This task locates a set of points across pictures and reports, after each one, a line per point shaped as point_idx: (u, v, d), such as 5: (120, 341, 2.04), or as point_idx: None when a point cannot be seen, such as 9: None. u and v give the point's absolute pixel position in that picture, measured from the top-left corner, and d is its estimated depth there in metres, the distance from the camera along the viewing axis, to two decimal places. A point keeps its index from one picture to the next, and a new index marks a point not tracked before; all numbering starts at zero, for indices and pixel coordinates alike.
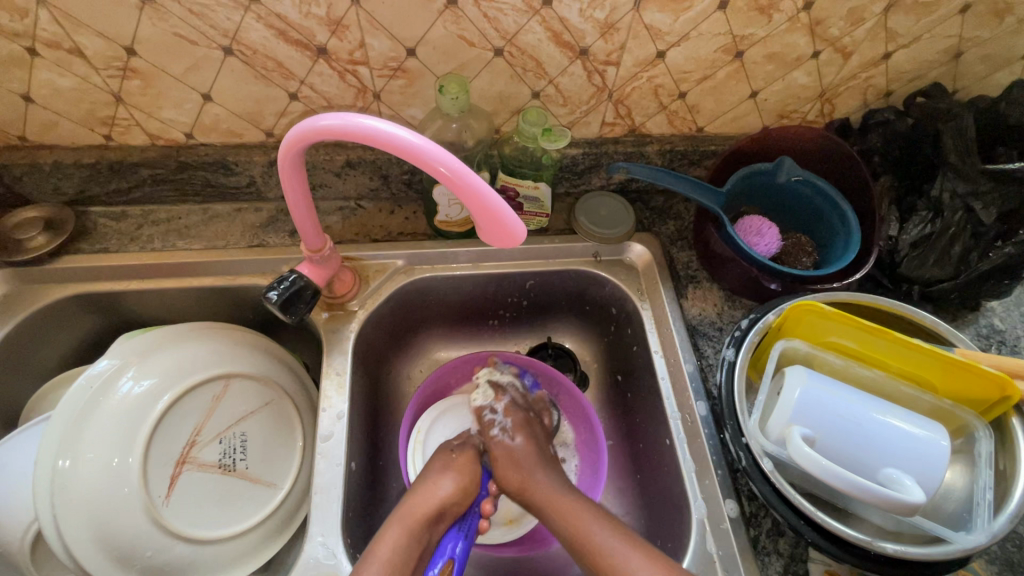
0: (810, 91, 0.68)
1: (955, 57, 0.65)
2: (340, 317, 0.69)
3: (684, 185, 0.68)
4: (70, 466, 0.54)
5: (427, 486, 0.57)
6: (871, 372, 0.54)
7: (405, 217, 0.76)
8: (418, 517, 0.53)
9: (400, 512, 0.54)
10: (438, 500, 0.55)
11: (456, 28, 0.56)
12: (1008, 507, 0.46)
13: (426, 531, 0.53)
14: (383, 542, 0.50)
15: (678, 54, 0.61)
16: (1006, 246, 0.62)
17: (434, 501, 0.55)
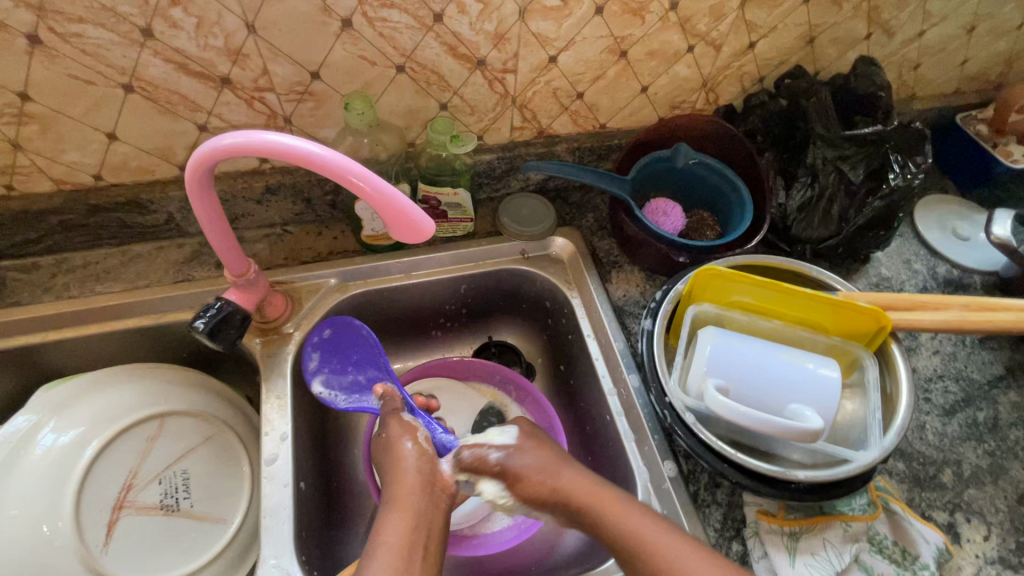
0: (693, 82, 0.75)
1: (809, 42, 0.74)
2: (276, 341, 0.69)
3: (592, 177, 0.72)
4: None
5: (400, 462, 0.56)
6: (770, 323, 0.59)
7: (334, 237, 0.77)
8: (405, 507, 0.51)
9: (390, 500, 0.52)
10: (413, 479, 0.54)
11: (355, 49, 0.58)
12: (896, 423, 0.52)
13: (427, 507, 0.52)
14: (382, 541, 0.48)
15: (568, 58, 0.66)
16: (876, 201, 0.71)
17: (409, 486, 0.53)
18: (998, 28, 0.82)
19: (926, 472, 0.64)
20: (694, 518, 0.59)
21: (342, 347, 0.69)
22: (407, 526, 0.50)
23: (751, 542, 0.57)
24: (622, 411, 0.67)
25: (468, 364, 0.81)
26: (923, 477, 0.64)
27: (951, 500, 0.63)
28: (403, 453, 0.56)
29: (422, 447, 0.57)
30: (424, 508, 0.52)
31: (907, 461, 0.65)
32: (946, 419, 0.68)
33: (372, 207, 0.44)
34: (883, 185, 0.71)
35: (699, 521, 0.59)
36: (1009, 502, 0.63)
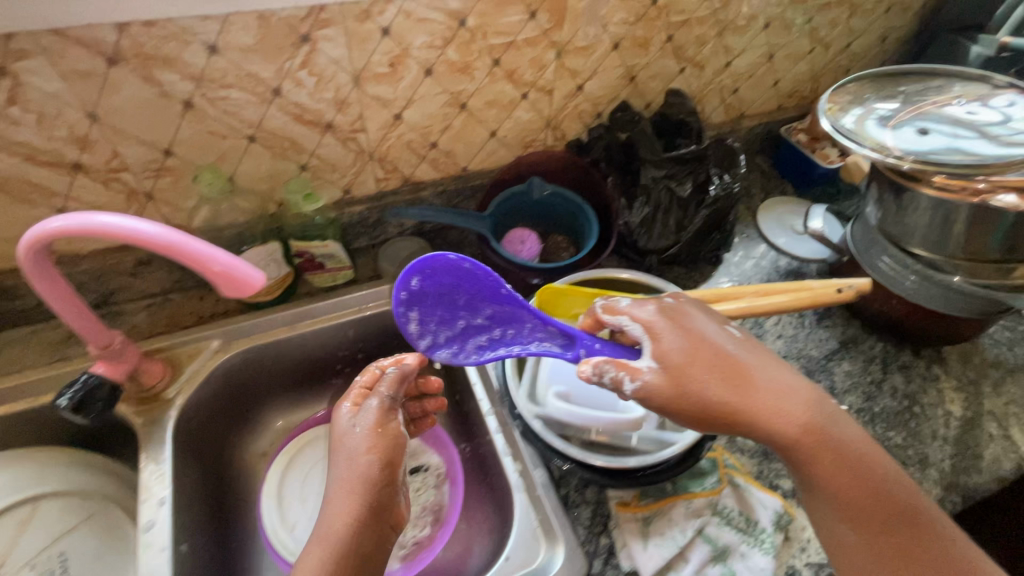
0: (537, 123, 0.84)
1: (631, 79, 0.85)
2: (156, 408, 0.70)
3: (450, 217, 0.78)
4: None
5: (343, 462, 0.52)
6: (609, 329, 0.68)
7: (217, 299, 0.80)
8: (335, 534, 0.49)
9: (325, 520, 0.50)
10: (363, 497, 0.50)
11: (202, 126, 0.63)
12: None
13: (350, 536, 0.49)
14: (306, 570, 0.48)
15: (412, 114, 0.74)
16: (703, 210, 0.80)
17: (347, 509, 0.50)
18: (795, 53, 0.95)
19: None
20: (564, 518, 0.63)
21: (445, 277, 0.61)
22: (327, 561, 0.48)
23: (615, 533, 0.61)
24: (498, 429, 0.72)
25: None
26: (771, 450, 0.72)
27: None
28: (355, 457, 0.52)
29: (384, 453, 0.53)
30: (370, 528, 0.50)
31: None
32: None
33: (198, 273, 0.49)
34: (707, 195, 0.80)
35: (569, 521, 0.63)
36: None
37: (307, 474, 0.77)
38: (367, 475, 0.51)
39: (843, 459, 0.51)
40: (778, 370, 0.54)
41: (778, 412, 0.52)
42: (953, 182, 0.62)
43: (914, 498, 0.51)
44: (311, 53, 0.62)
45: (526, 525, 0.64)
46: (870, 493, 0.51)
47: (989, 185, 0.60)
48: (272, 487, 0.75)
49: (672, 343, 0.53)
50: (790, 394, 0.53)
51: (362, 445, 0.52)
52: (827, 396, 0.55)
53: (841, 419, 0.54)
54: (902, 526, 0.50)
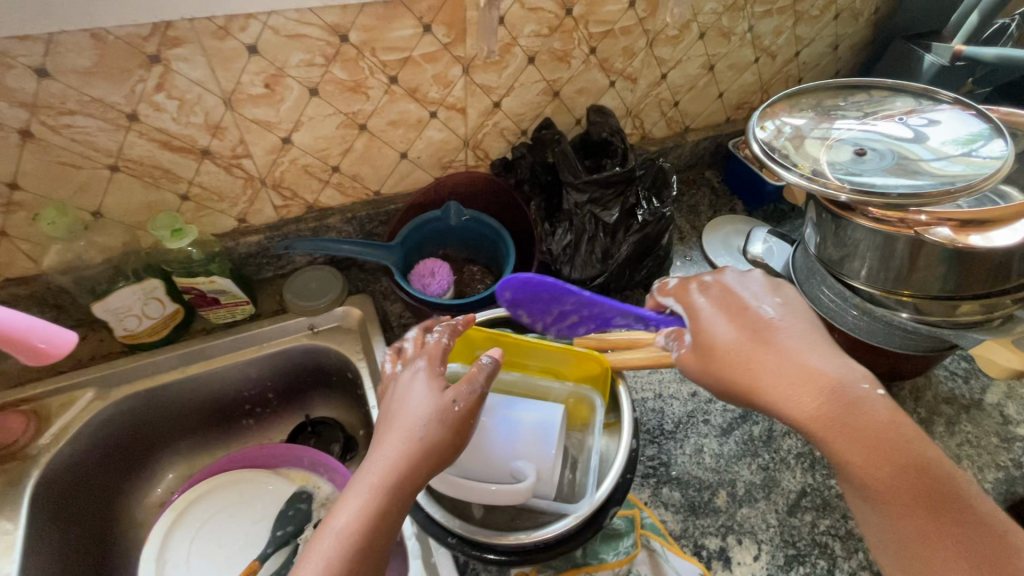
0: (453, 143, 0.78)
1: (555, 95, 0.78)
2: (17, 467, 0.63)
3: (351, 249, 0.72)
4: None
5: (397, 434, 0.46)
6: (512, 376, 0.60)
7: (100, 339, 0.73)
8: (356, 525, 0.42)
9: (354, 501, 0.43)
10: (400, 479, 0.44)
11: (49, 156, 0.57)
12: (610, 476, 0.52)
13: (382, 523, 0.43)
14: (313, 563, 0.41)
15: (303, 137, 0.67)
16: (630, 237, 0.75)
17: (366, 498, 0.43)
18: (737, 63, 0.89)
19: (702, 497, 0.65)
20: None
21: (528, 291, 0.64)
22: (354, 531, 0.42)
23: None
24: None
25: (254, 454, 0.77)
26: (700, 503, 0.65)
27: (724, 524, 0.63)
28: (408, 430, 0.45)
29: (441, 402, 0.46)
30: (396, 515, 0.43)
31: (682, 489, 0.66)
32: (723, 438, 0.70)
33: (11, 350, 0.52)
34: (635, 220, 0.75)
35: None
36: (780, 515, 0.64)
37: (198, 532, 0.71)
38: (422, 451, 0.45)
39: (878, 439, 0.39)
40: (821, 346, 0.44)
41: (805, 379, 0.42)
42: (888, 213, 0.56)
43: (951, 483, 0.38)
44: (165, 75, 0.55)
45: None
46: (909, 482, 0.38)
47: (929, 217, 0.53)
48: (153, 551, 0.69)
49: (706, 312, 0.50)
50: (817, 354, 0.43)
51: (413, 417, 0.46)
52: (853, 367, 0.43)
53: (850, 394, 0.41)
54: (956, 529, 0.37)
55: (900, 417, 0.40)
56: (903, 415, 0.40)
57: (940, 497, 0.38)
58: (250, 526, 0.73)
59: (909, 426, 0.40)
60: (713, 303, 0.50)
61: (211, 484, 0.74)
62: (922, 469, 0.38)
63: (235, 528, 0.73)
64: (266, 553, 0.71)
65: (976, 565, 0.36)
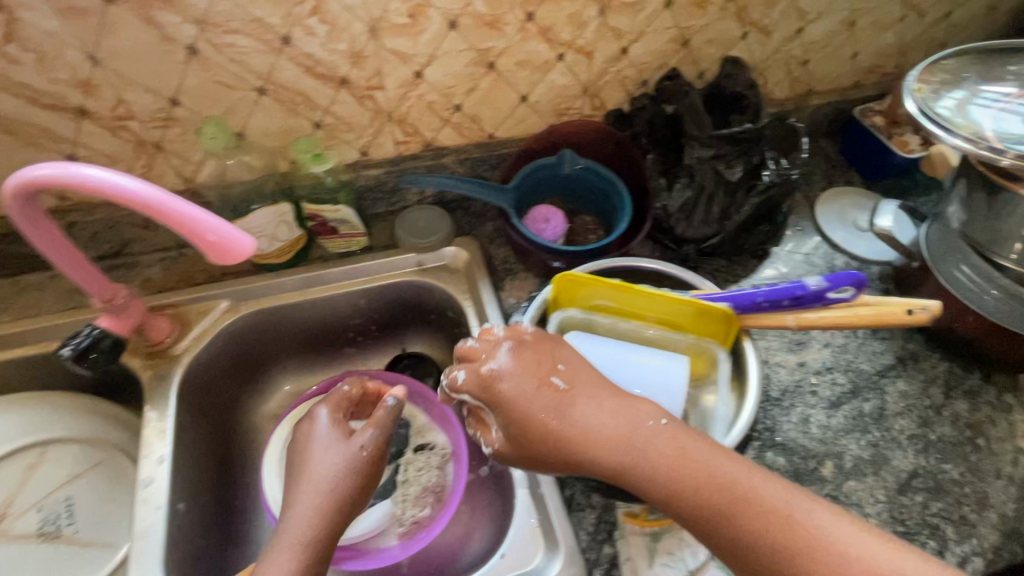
0: (573, 89, 0.76)
1: (684, 44, 0.75)
2: (163, 365, 0.70)
3: (471, 188, 0.73)
4: None
5: (309, 488, 0.54)
6: (630, 325, 0.61)
7: (228, 258, 0.78)
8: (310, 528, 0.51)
9: (305, 507, 0.52)
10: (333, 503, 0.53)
11: (209, 74, 0.60)
12: (738, 422, 0.52)
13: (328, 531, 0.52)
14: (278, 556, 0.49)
15: (434, 72, 0.67)
16: (753, 198, 0.72)
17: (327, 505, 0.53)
18: (880, 21, 0.82)
19: (807, 466, 0.65)
20: (566, 521, 0.60)
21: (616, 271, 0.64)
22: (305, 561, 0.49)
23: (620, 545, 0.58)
24: None
25: (358, 379, 0.82)
26: (804, 471, 0.65)
27: (830, 493, 0.63)
28: (307, 473, 0.55)
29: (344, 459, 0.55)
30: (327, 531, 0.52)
31: (788, 455, 0.65)
32: (830, 411, 0.69)
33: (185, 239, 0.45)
34: (758, 182, 0.72)
35: (573, 525, 0.60)
36: (888, 493, 0.63)
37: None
38: (341, 484, 0.54)
39: (675, 462, 0.45)
40: (610, 394, 0.50)
41: (594, 432, 0.48)
42: None
43: (744, 495, 0.42)
44: None
45: (525, 523, 0.61)
46: (711, 505, 0.43)
47: None
48: (276, 454, 0.75)
49: (506, 383, 0.51)
50: (595, 403, 0.49)
51: (317, 460, 0.56)
52: (636, 425, 0.47)
53: (681, 435, 0.46)
54: (775, 530, 0.41)
55: (659, 439, 0.46)
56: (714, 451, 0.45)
57: (721, 499, 0.43)
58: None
59: (667, 443, 0.46)
60: (519, 371, 0.51)
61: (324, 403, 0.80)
62: (712, 478, 0.44)
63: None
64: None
65: (776, 555, 0.40)
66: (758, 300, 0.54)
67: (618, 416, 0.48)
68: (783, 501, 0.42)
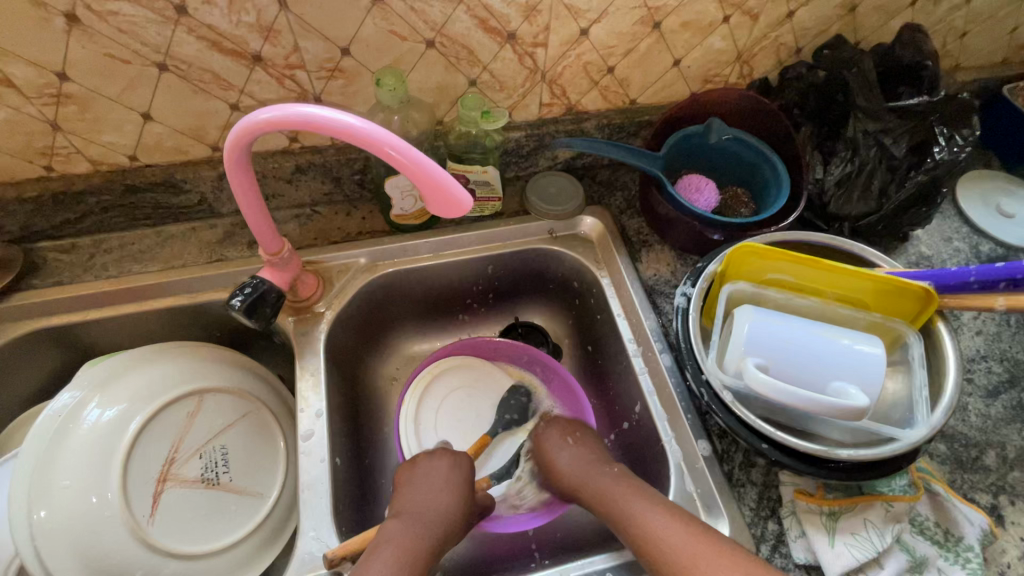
0: (728, 55, 0.73)
1: (851, 10, 0.71)
2: (308, 320, 0.70)
3: (622, 153, 0.71)
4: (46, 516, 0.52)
5: (433, 502, 0.58)
6: (808, 301, 0.59)
7: (362, 217, 0.77)
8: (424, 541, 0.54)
9: (413, 527, 0.55)
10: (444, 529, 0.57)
11: (386, 23, 0.58)
12: (942, 403, 0.52)
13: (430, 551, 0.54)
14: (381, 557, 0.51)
15: (600, 30, 0.65)
16: (919, 175, 0.68)
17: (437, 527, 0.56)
18: None
19: (968, 454, 0.63)
20: (730, 497, 0.58)
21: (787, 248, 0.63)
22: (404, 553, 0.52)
23: (788, 521, 0.56)
24: (654, 391, 0.67)
25: (478, 345, 0.80)
26: (965, 459, 0.63)
27: (994, 483, 0.61)
28: (431, 501, 0.58)
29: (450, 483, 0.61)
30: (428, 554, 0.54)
31: (949, 442, 0.63)
32: (989, 400, 0.66)
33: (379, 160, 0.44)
34: (926, 160, 0.68)
35: (735, 500, 0.58)
36: None
37: (439, 407, 0.76)
38: (453, 520, 0.58)
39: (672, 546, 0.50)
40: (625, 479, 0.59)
41: (631, 521, 0.54)
42: None
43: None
44: None
45: (684, 495, 0.59)
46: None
47: None
48: (410, 411, 0.74)
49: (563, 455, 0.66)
50: (636, 495, 0.56)
51: (443, 493, 0.59)
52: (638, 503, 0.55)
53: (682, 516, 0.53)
54: None
55: (674, 534, 0.51)
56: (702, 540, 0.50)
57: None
58: (483, 405, 0.78)
59: (688, 542, 0.50)
60: (576, 450, 0.66)
61: (452, 364, 0.79)
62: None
63: (472, 403, 0.77)
64: (495, 431, 0.75)
65: None
66: (967, 281, 0.54)
67: (641, 515, 0.54)
68: None
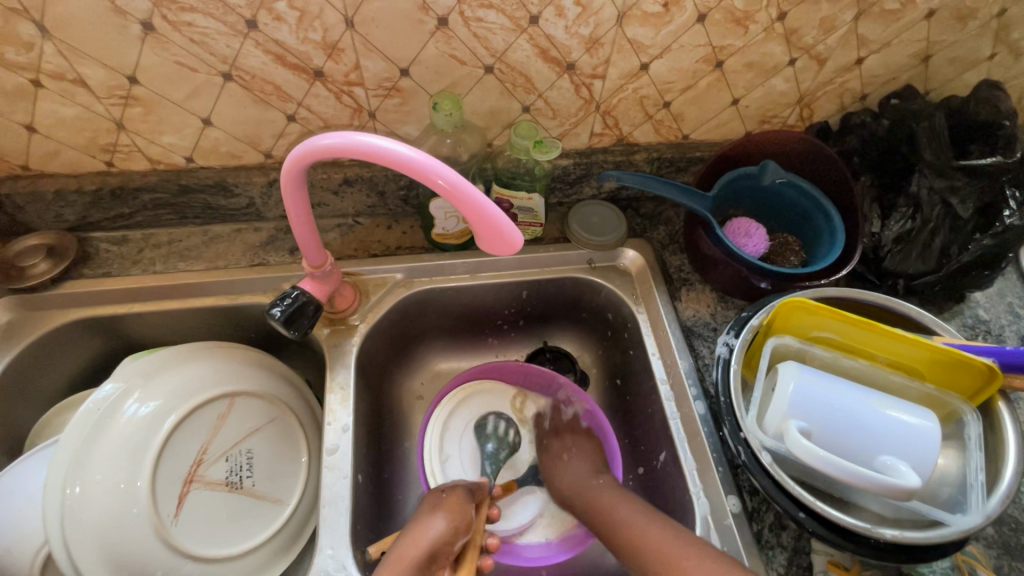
0: (789, 97, 0.71)
1: (924, 60, 0.68)
2: (341, 332, 0.70)
3: (671, 190, 0.69)
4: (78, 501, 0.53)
5: (411, 532, 0.56)
6: (857, 364, 0.56)
7: (402, 232, 0.78)
8: (410, 561, 0.53)
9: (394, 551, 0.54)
10: (427, 543, 0.55)
11: (447, 47, 0.58)
12: (999, 489, 0.49)
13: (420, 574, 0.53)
14: None
15: (661, 66, 0.64)
16: (984, 239, 0.65)
17: (424, 544, 0.55)
18: None
19: (1018, 540, 0.59)
20: (758, 560, 0.56)
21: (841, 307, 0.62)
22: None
23: None
24: (685, 439, 0.64)
25: (512, 369, 0.78)
26: (1014, 546, 0.59)
27: None
28: (428, 521, 0.57)
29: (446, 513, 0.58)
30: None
31: (997, 525, 0.59)
32: None
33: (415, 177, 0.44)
34: (994, 223, 0.64)
35: (763, 563, 0.56)
36: None
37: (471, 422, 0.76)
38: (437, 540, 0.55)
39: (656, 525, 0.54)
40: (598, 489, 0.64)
41: (626, 527, 0.56)
42: None
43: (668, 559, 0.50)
44: None
45: None
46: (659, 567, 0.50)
47: None
48: (441, 416, 0.75)
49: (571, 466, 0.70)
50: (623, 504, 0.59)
51: (437, 510, 0.58)
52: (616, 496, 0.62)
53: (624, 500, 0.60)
54: None
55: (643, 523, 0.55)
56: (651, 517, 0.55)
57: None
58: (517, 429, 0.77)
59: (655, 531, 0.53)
60: (579, 468, 0.69)
61: (491, 382, 0.79)
62: None
63: (506, 424, 0.77)
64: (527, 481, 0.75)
65: None
66: None
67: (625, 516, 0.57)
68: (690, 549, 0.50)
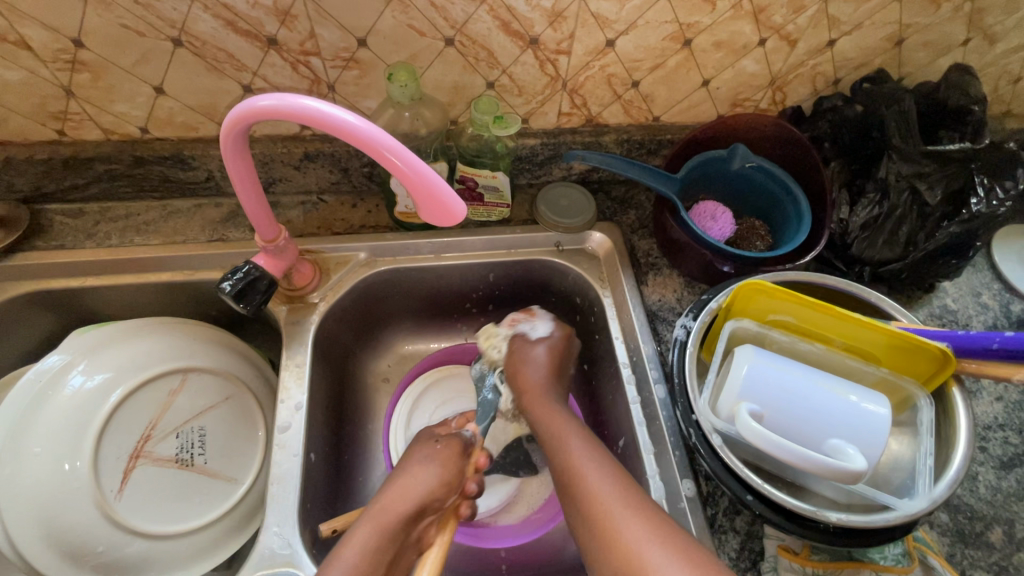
0: (761, 79, 0.69)
1: (897, 44, 0.67)
2: (300, 309, 0.69)
3: (637, 172, 0.68)
4: (14, 475, 0.52)
5: (400, 484, 0.54)
6: (814, 347, 0.56)
7: (368, 211, 0.77)
8: (394, 516, 0.51)
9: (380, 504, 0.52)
10: (414, 498, 0.52)
11: (405, 17, 0.56)
12: (947, 474, 0.48)
13: (402, 531, 0.50)
14: (352, 543, 0.48)
15: (627, 42, 0.62)
16: (951, 226, 0.64)
17: (411, 499, 0.52)
18: None
19: (972, 528, 0.59)
20: (709, 543, 0.56)
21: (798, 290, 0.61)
22: (375, 538, 0.49)
23: None
24: (643, 422, 0.64)
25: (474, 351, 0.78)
26: (968, 533, 0.58)
27: (997, 562, 0.57)
28: (415, 475, 0.54)
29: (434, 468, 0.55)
30: (402, 532, 0.50)
31: (952, 512, 0.59)
32: (1002, 472, 0.62)
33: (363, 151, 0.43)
34: (962, 210, 0.63)
35: (714, 548, 0.55)
36: None
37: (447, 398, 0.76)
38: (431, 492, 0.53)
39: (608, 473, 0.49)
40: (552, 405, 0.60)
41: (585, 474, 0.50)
42: None
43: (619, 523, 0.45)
44: None
45: None
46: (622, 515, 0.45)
47: None
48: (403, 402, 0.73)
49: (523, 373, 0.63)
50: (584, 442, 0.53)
51: (427, 463, 0.56)
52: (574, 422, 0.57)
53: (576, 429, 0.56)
54: None
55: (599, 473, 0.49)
56: (608, 466, 0.50)
57: (602, 523, 0.45)
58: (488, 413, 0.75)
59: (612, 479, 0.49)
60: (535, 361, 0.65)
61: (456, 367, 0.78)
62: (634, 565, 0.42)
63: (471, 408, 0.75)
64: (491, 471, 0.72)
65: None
66: (989, 345, 0.50)
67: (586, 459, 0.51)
68: (643, 516, 0.45)
